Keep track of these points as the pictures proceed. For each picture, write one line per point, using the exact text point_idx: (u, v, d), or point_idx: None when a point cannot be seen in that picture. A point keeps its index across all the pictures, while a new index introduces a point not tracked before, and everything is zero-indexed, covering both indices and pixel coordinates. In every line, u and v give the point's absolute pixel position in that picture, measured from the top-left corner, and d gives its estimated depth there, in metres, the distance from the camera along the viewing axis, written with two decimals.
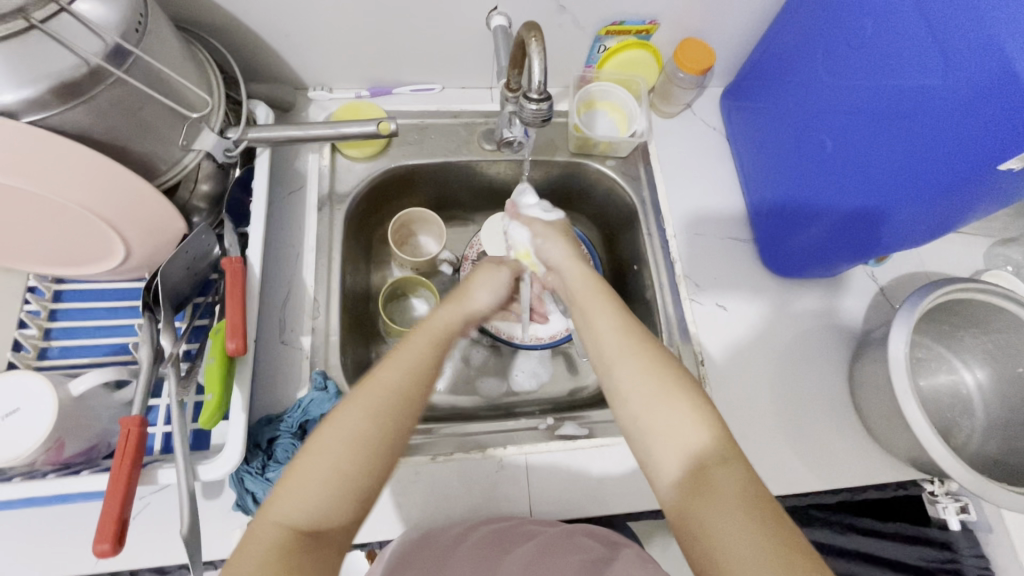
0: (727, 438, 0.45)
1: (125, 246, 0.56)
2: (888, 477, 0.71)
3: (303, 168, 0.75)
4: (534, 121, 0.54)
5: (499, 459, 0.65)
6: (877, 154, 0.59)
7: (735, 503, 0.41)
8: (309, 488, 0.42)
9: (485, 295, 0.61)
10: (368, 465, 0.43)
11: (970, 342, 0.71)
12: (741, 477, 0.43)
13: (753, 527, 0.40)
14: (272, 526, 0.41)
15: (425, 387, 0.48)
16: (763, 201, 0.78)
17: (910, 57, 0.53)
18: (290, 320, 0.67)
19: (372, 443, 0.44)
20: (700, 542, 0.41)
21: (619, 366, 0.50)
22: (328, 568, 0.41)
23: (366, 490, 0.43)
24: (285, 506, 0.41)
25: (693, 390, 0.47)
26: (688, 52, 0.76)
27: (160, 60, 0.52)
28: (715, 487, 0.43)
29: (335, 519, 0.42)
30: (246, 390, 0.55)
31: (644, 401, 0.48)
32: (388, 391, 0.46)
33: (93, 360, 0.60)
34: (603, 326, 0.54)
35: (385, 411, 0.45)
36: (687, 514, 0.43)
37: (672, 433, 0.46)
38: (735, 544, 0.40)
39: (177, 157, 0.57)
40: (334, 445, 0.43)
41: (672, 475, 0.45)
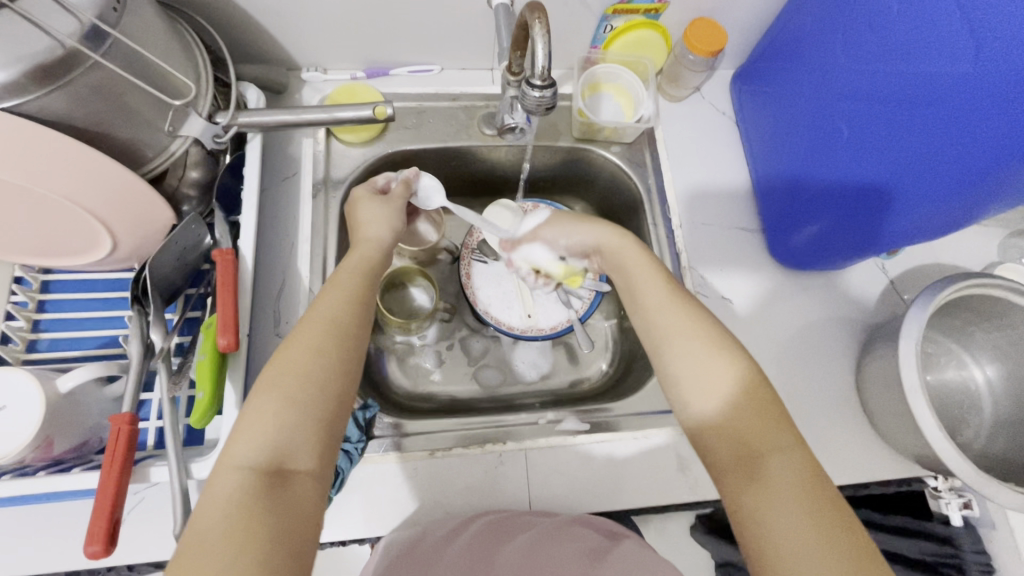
0: (779, 425, 0.49)
1: (111, 237, 0.54)
2: (892, 474, 0.70)
3: (297, 153, 0.73)
4: (537, 109, 0.49)
5: (499, 454, 0.64)
6: (891, 142, 0.56)
7: (792, 487, 0.46)
8: (263, 425, 0.46)
9: (380, 232, 0.61)
10: (311, 395, 0.48)
11: (980, 336, 0.70)
12: (796, 463, 0.47)
13: (807, 508, 0.44)
14: (232, 471, 0.44)
15: (355, 316, 0.54)
16: (772, 193, 0.76)
17: (937, 41, 0.50)
18: (285, 311, 0.65)
19: (314, 373, 0.49)
20: (754, 519, 0.46)
21: (677, 353, 0.53)
22: (297, 503, 0.45)
23: (315, 420, 0.47)
24: (242, 450, 0.45)
25: (758, 380, 0.51)
26: (699, 32, 0.72)
27: (141, 41, 0.49)
28: (771, 470, 0.47)
29: (296, 455, 0.46)
30: (240, 386, 0.54)
31: (707, 388, 0.51)
32: (323, 327, 0.51)
33: (83, 353, 0.59)
34: (665, 314, 0.56)
35: (328, 344, 0.51)
36: (738, 489, 0.47)
37: (731, 419, 0.50)
38: (788, 522, 0.44)
39: (164, 144, 0.55)
40: (281, 379, 0.48)
41: (729, 457, 0.49)
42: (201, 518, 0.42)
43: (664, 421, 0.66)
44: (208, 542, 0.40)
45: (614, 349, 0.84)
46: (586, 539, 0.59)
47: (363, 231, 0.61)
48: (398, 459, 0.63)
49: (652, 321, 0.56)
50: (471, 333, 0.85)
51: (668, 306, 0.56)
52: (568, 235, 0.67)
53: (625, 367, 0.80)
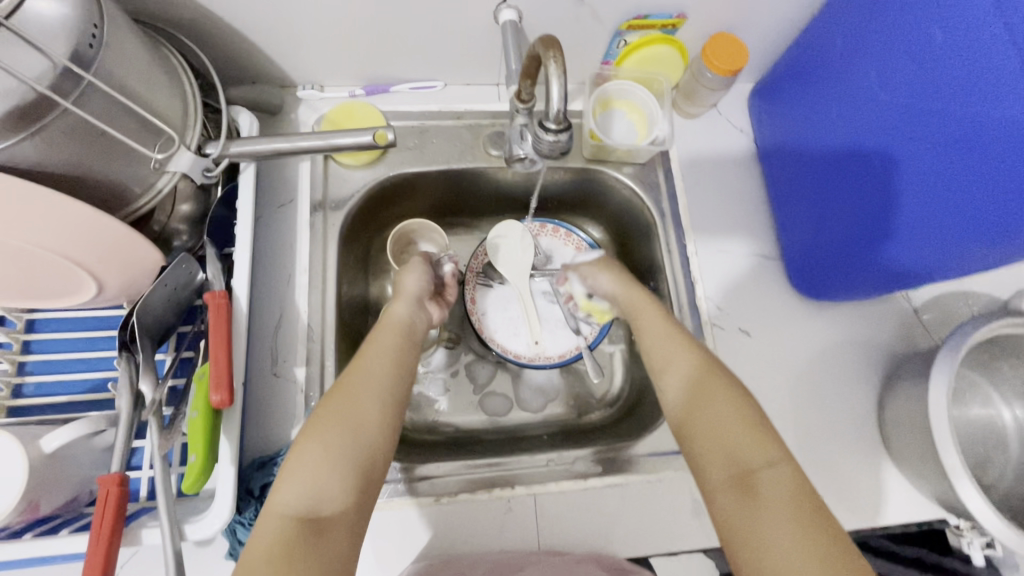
0: (766, 443, 0.48)
1: (95, 281, 0.50)
2: (913, 514, 0.68)
3: (294, 177, 0.69)
4: (551, 154, 0.48)
5: (507, 499, 0.61)
6: (928, 177, 0.53)
7: (783, 501, 0.44)
8: (311, 470, 0.45)
9: (413, 284, 0.66)
10: (356, 445, 0.47)
11: (1008, 373, 0.67)
12: (786, 478, 0.45)
13: (799, 523, 0.42)
14: (276, 518, 0.43)
15: (401, 372, 0.55)
16: (794, 220, 0.72)
17: (991, 76, 0.46)
18: (283, 349, 0.62)
19: (360, 424, 0.49)
20: (748, 540, 0.44)
21: (673, 378, 0.56)
22: (338, 554, 0.43)
23: (359, 471, 0.47)
24: (288, 497, 0.44)
25: (744, 401, 0.51)
26: (719, 48, 0.68)
27: (123, 76, 0.46)
28: (761, 485, 0.45)
29: (339, 506, 0.45)
30: (235, 440, 0.51)
31: (700, 409, 0.52)
32: (369, 381, 0.52)
33: (71, 398, 0.56)
34: (662, 343, 0.59)
35: (372, 396, 0.51)
36: (731, 511, 0.45)
37: (721, 437, 0.49)
38: (779, 538, 0.42)
39: (151, 181, 0.51)
40: (329, 428, 0.47)
41: (722, 477, 0.48)
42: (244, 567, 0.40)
43: (679, 464, 0.63)
44: None
45: (625, 376, 0.81)
46: None
47: (402, 288, 0.66)
48: (408, 505, 0.60)
49: (655, 348, 0.59)
50: (476, 358, 0.81)
51: (664, 333, 0.59)
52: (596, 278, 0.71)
53: (635, 398, 0.77)
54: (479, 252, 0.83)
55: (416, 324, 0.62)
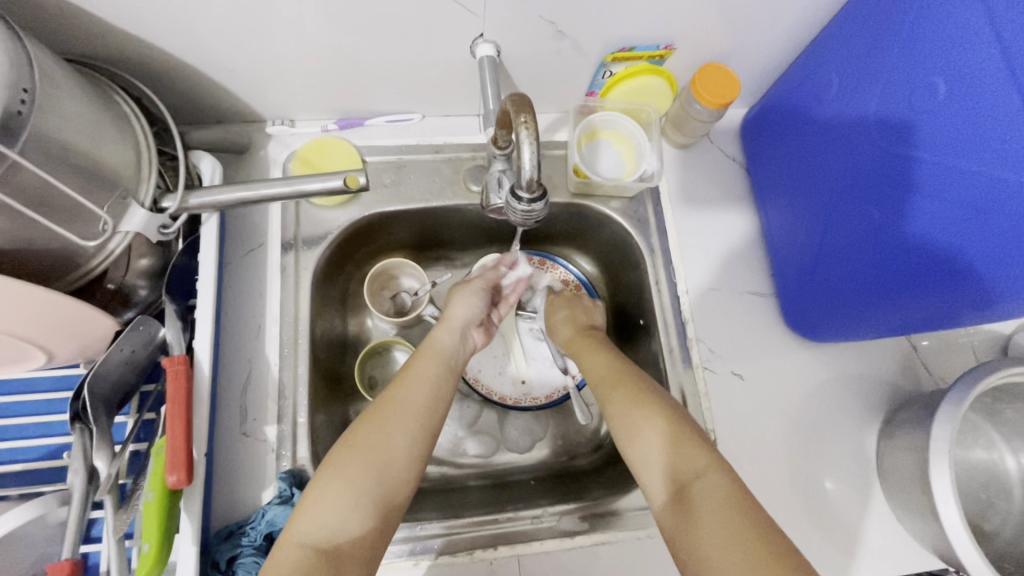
0: (696, 452, 0.49)
1: (44, 350, 0.47)
2: (914, 564, 0.65)
3: (264, 219, 0.66)
4: (525, 224, 0.44)
5: (491, 560, 0.58)
6: (921, 233, 0.50)
7: (716, 507, 0.45)
8: (331, 500, 0.46)
9: (461, 312, 0.64)
10: (379, 479, 0.47)
11: (1011, 416, 0.64)
12: (717, 483, 0.46)
13: (732, 529, 0.43)
14: (294, 547, 0.43)
15: (438, 407, 0.54)
16: (786, 258, 0.69)
17: (993, 138, 0.43)
18: (252, 406, 0.59)
19: (388, 458, 0.48)
20: (692, 555, 0.44)
21: (611, 399, 0.56)
22: None
23: (378, 504, 0.47)
24: (308, 525, 0.44)
25: (675, 415, 0.53)
26: (709, 80, 0.64)
27: (63, 140, 0.42)
28: (695, 496, 0.46)
29: (356, 537, 0.45)
30: (196, 518, 0.48)
31: (632, 432, 0.53)
32: (400, 409, 0.52)
33: (26, 467, 0.53)
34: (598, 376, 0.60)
35: (397, 424, 0.51)
36: (674, 530, 0.46)
37: (658, 456, 0.50)
38: (716, 548, 0.43)
39: (101, 243, 0.48)
40: (354, 460, 0.48)
41: (664, 496, 0.49)
42: None
43: None
44: None
45: None
46: None
47: (449, 316, 0.64)
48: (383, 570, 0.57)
49: (597, 377, 0.60)
50: (459, 398, 0.78)
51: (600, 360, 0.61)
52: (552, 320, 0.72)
53: None
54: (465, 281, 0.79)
55: (456, 356, 0.60)
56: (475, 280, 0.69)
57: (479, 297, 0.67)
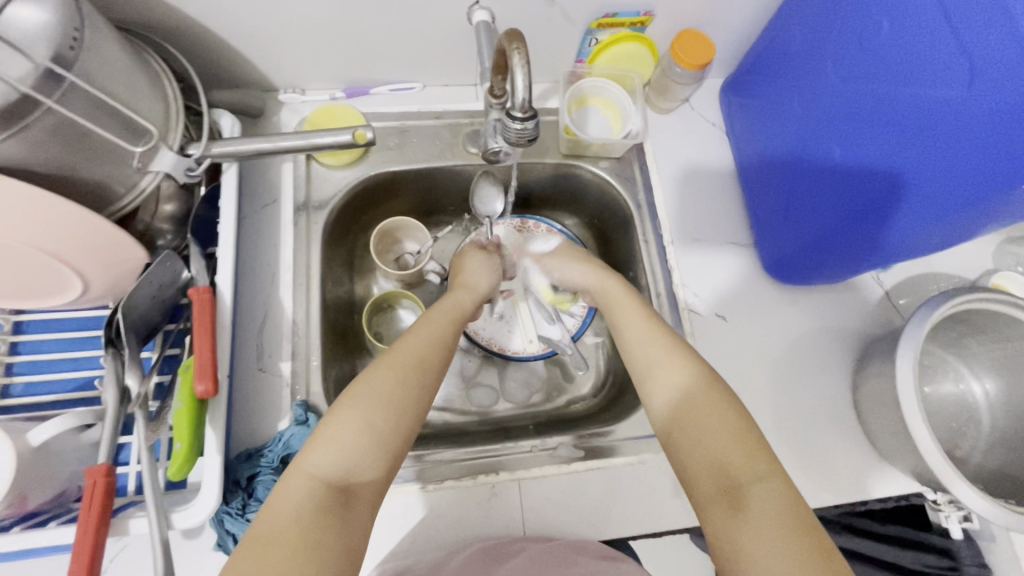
0: (757, 454, 0.47)
1: (81, 278, 0.52)
2: (888, 488, 0.70)
3: (277, 178, 0.71)
4: (518, 142, 0.51)
5: (492, 485, 0.63)
6: (885, 164, 0.54)
7: (774, 518, 0.42)
8: (346, 440, 0.46)
9: (478, 280, 0.69)
10: (392, 419, 0.48)
11: (976, 349, 0.69)
12: (777, 494, 0.44)
13: (788, 543, 0.41)
14: (307, 477, 0.44)
15: (442, 357, 0.55)
16: (765, 208, 0.74)
17: (930, 62, 0.48)
18: (268, 345, 0.64)
19: (401, 402, 0.49)
20: (738, 554, 0.42)
21: (662, 382, 0.54)
22: (361, 520, 0.44)
23: (389, 446, 0.47)
24: (321, 456, 0.45)
25: (735, 410, 0.50)
26: (686, 44, 0.71)
27: (104, 83, 0.47)
28: (750, 500, 0.44)
29: (367, 472, 0.46)
30: (221, 430, 0.53)
31: (688, 420, 0.51)
32: (410, 358, 0.53)
33: (59, 397, 0.57)
34: (655, 360, 0.56)
35: (408, 375, 0.51)
36: (721, 526, 0.44)
37: (713, 448, 0.48)
38: (772, 560, 0.41)
39: (133, 180, 0.52)
40: (368, 398, 0.48)
41: (711, 490, 0.46)
42: (268, 520, 0.41)
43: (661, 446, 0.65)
44: (276, 541, 0.40)
45: (607, 368, 0.82)
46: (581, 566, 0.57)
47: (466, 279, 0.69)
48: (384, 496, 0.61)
49: (647, 365, 0.56)
50: (461, 352, 0.82)
51: (648, 347, 0.57)
52: (563, 265, 0.73)
53: (618, 388, 0.78)
54: (471, 239, 0.84)
55: (465, 313, 0.64)
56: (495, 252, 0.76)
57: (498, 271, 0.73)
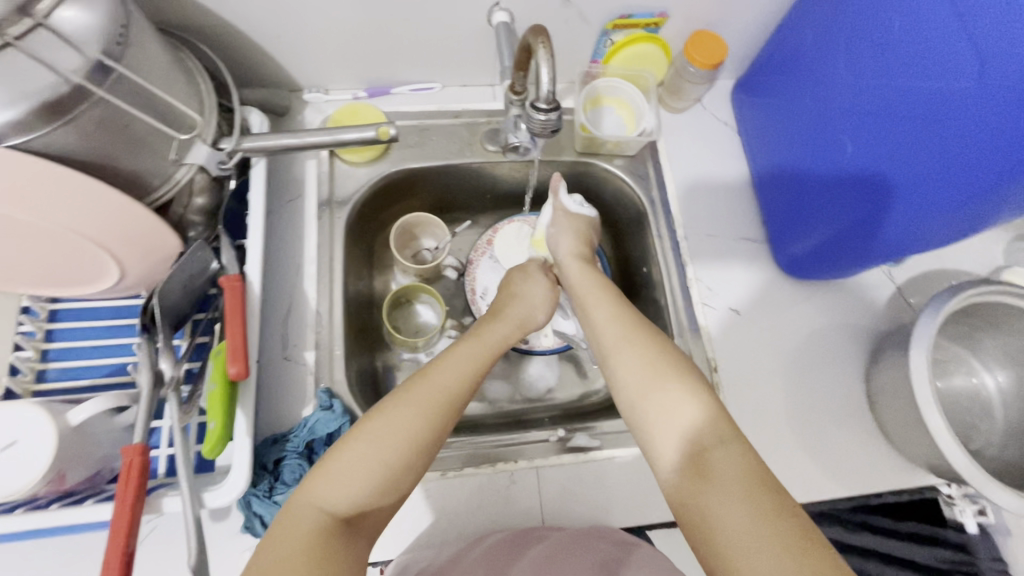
0: (720, 422, 0.48)
1: (119, 264, 0.54)
2: (902, 481, 0.70)
3: (301, 174, 0.73)
4: (542, 132, 0.54)
5: (510, 473, 0.64)
6: (896, 158, 0.56)
7: (735, 478, 0.43)
8: (358, 474, 0.45)
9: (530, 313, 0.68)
10: (405, 459, 0.47)
11: (988, 343, 0.69)
12: (737, 455, 0.45)
13: (746, 502, 0.42)
14: (314, 509, 0.43)
15: (467, 392, 0.54)
16: (775, 203, 0.76)
17: (940, 57, 0.50)
18: (293, 335, 0.65)
19: (417, 442, 0.48)
20: (703, 522, 0.43)
21: (662, 393, 0.50)
22: (364, 551, 0.44)
23: (399, 484, 0.47)
24: (329, 490, 0.44)
25: (695, 380, 0.51)
26: (699, 45, 0.73)
27: (147, 76, 0.49)
28: (712, 462, 0.45)
29: (375, 508, 0.46)
30: (251, 414, 0.55)
31: (651, 399, 0.50)
32: (433, 391, 0.51)
33: (92, 383, 0.59)
34: (632, 348, 0.54)
35: (432, 411, 0.50)
36: (686, 495, 0.45)
37: (684, 428, 0.48)
38: (736, 521, 0.41)
39: (170, 172, 0.54)
40: (382, 437, 0.47)
41: (678, 462, 0.47)
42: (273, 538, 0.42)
43: None
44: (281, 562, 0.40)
45: None
46: (600, 551, 0.58)
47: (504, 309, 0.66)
48: None
49: (637, 363, 0.53)
50: None
51: (628, 354, 0.54)
52: (557, 235, 0.70)
53: None
54: (487, 235, 0.85)
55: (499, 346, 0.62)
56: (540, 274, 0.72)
57: (540, 301, 0.69)
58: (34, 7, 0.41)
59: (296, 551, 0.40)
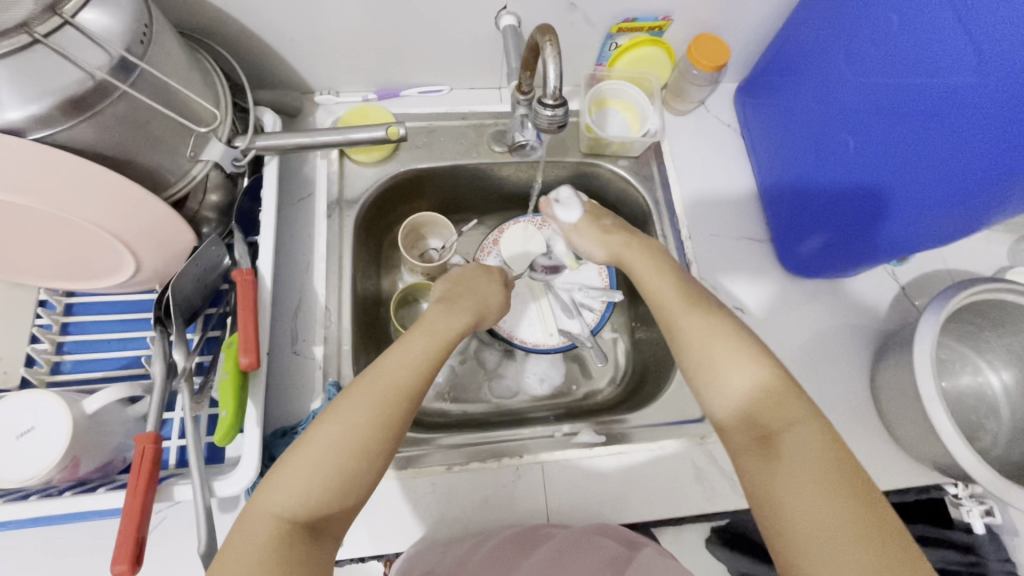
0: (789, 399, 0.48)
1: (135, 257, 0.55)
2: (908, 480, 0.70)
3: (311, 173, 0.74)
4: (549, 127, 0.55)
5: (516, 468, 0.65)
6: (899, 155, 0.56)
7: (812, 459, 0.45)
8: (305, 480, 0.43)
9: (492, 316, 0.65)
10: (361, 460, 0.45)
11: (993, 342, 0.70)
12: (810, 436, 0.46)
13: (821, 481, 0.43)
14: (269, 518, 0.42)
15: (423, 385, 0.50)
16: (779, 202, 0.77)
17: (939, 54, 0.51)
18: (302, 330, 0.66)
19: (371, 442, 0.45)
20: (768, 496, 0.45)
21: (736, 376, 0.51)
22: (327, 554, 0.43)
23: (358, 486, 0.45)
24: (282, 497, 0.42)
25: (763, 357, 0.51)
26: (702, 48, 0.74)
27: (167, 74, 0.51)
28: (786, 443, 0.46)
29: (335, 511, 0.44)
30: (261, 405, 0.56)
31: (718, 373, 0.51)
32: (377, 389, 0.48)
33: (106, 375, 0.60)
34: (704, 336, 0.54)
35: (380, 409, 0.47)
36: (754, 468, 0.47)
37: (753, 404, 0.49)
38: (804, 499, 0.43)
39: (186, 168, 0.56)
40: (333, 440, 0.45)
41: (746, 438, 0.48)
42: (232, 545, 0.41)
43: (679, 432, 0.67)
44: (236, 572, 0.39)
45: (625, 362, 0.84)
46: (606, 550, 0.58)
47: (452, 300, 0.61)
48: (411, 476, 0.63)
49: (714, 351, 0.52)
50: (482, 346, 0.84)
51: (695, 329, 0.54)
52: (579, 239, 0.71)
53: (638, 380, 0.80)
54: (493, 235, 0.85)
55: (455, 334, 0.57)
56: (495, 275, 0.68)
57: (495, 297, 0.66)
58: (61, 7, 0.43)
59: (251, 562, 0.40)
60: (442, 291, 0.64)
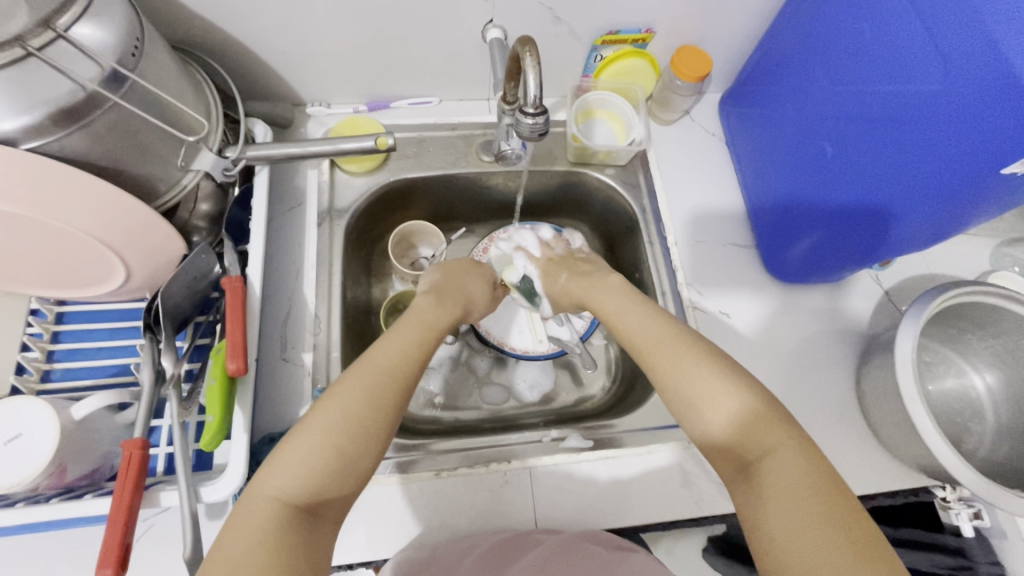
0: (759, 424, 0.47)
1: (125, 265, 0.56)
2: (896, 483, 0.71)
3: (302, 183, 0.75)
4: (530, 135, 0.57)
5: (504, 473, 0.65)
6: (878, 158, 0.57)
7: (794, 489, 0.43)
8: (304, 461, 0.43)
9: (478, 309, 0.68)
10: (362, 442, 0.45)
11: (977, 345, 0.70)
12: (789, 465, 0.44)
13: (800, 513, 0.41)
14: (269, 501, 0.41)
15: (416, 371, 0.51)
16: (763, 206, 0.78)
17: (907, 62, 0.52)
18: (292, 337, 0.67)
19: (370, 424, 0.46)
20: (755, 527, 0.43)
21: (711, 407, 0.49)
22: (325, 541, 0.42)
23: (357, 469, 0.45)
24: (283, 479, 0.42)
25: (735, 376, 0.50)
26: (685, 60, 0.76)
27: (157, 85, 0.52)
28: (765, 473, 0.44)
29: (334, 494, 0.44)
30: (248, 410, 0.56)
31: (687, 397, 0.51)
32: (375, 375, 0.48)
33: (95, 383, 0.60)
34: (679, 367, 0.52)
35: (376, 392, 0.47)
36: (742, 500, 0.45)
37: (726, 428, 0.48)
38: (784, 531, 0.41)
39: (177, 178, 0.57)
40: (334, 420, 0.45)
41: (732, 468, 0.47)
42: (231, 528, 0.40)
43: (667, 436, 0.68)
44: (243, 553, 0.38)
45: (615, 367, 0.84)
46: (594, 557, 0.58)
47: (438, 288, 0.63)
48: (399, 481, 0.63)
49: (687, 383, 0.51)
50: (474, 352, 0.85)
51: (663, 349, 0.54)
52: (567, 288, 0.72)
53: (626, 385, 0.80)
54: (484, 244, 0.87)
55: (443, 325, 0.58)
56: (480, 269, 0.71)
57: (485, 285, 0.70)
58: (55, 21, 0.44)
59: (253, 545, 0.39)
60: (430, 282, 0.65)
